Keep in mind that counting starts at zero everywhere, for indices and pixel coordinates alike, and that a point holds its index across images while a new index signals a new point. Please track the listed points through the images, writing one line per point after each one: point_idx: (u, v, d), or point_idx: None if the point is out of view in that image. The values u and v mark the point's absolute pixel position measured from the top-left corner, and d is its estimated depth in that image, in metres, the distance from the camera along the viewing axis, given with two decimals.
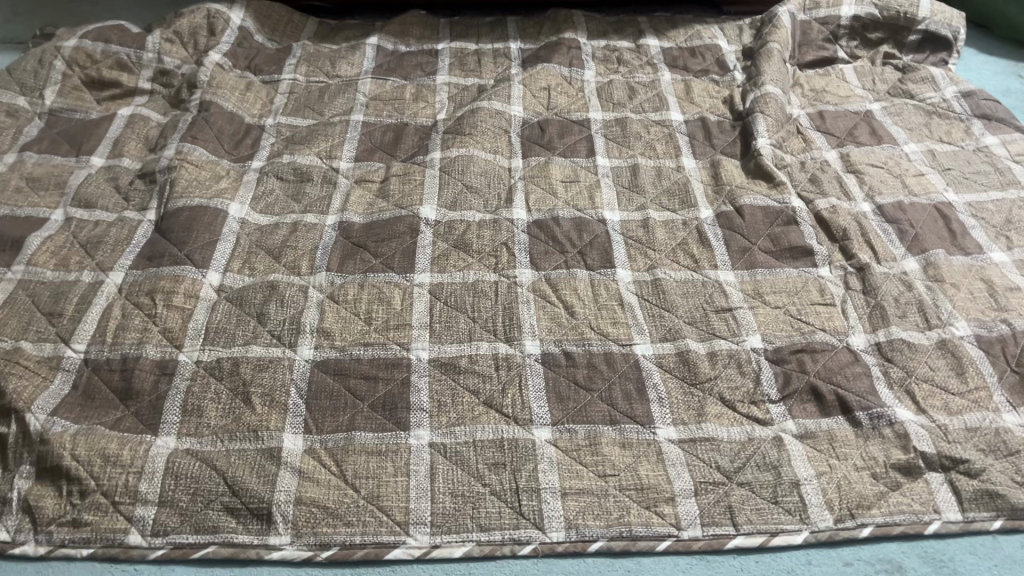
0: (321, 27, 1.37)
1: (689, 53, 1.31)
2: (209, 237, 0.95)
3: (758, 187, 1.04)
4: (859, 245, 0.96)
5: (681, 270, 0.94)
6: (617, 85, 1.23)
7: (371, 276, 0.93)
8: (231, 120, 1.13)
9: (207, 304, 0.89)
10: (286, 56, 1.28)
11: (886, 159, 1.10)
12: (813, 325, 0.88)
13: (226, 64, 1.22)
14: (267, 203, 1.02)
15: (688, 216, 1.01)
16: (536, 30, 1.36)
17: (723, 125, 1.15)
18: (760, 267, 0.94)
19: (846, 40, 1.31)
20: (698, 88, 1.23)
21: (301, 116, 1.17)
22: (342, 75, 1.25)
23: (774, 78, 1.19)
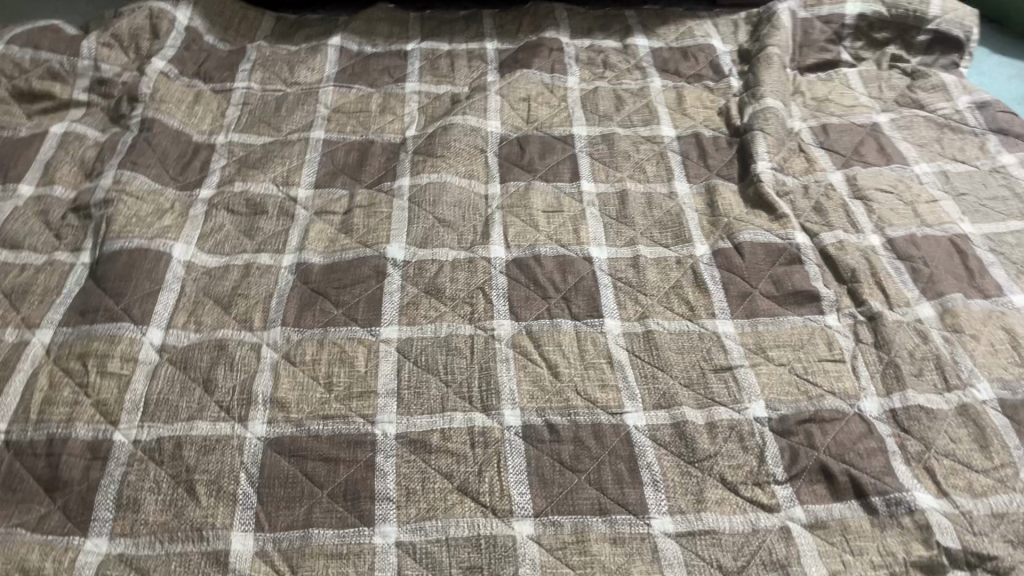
0: (279, 23, 1.24)
1: (681, 54, 1.20)
2: (150, 287, 0.85)
3: (760, 218, 0.95)
4: (870, 288, 0.88)
5: (676, 320, 0.85)
6: (603, 93, 1.13)
7: (332, 331, 0.83)
8: (176, 140, 1.02)
9: (147, 369, 0.79)
10: (238, 59, 1.16)
11: (896, 183, 1.01)
12: (821, 388, 0.79)
13: (172, 73, 1.10)
14: (216, 240, 0.92)
15: (682, 254, 0.92)
16: (514, 27, 1.25)
17: (719, 142, 1.06)
18: (762, 316, 0.86)
19: (851, 40, 1.20)
20: (692, 97, 1.13)
21: (255, 133, 1.06)
22: (301, 83, 1.13)
23: (775, 87, 1.09)
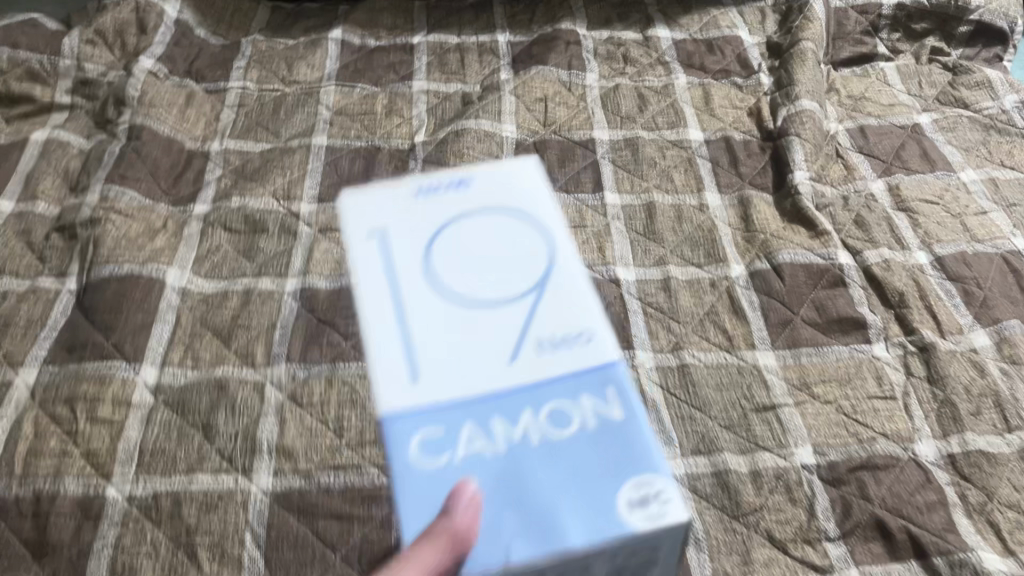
0: (275, 14, 1.16)
1: (705, 48, 1.13)
2: (142, 319, 0.78)
3: (799, 235, 0.88)
4: (920, 315, 0.82)
5: (713, 351, 0.79)
6: (624, 92, 1.05)
7: (342, 367, 0.77)
8: (168, 148, 0.95)
9: (142, 413, 0.73)
10: (232, 55, 1.08)
11: (941, 192, 0.94)
12: (873, 429, 0.73)
13: (161, 72, 1.02)
14: (213, 263, 0.85)
15: (716, 275, 0.85)
16: (527, 16, 1.17)
17: (751, 146, 0.99)
18: (805, 346, 0.80)
19: (887, 32, 1.13)
20: (719, 96, 1.06)
21: (252, 139, 0.98)
22: (300, 81, 1.06)
23: (811, 87, 1.01)
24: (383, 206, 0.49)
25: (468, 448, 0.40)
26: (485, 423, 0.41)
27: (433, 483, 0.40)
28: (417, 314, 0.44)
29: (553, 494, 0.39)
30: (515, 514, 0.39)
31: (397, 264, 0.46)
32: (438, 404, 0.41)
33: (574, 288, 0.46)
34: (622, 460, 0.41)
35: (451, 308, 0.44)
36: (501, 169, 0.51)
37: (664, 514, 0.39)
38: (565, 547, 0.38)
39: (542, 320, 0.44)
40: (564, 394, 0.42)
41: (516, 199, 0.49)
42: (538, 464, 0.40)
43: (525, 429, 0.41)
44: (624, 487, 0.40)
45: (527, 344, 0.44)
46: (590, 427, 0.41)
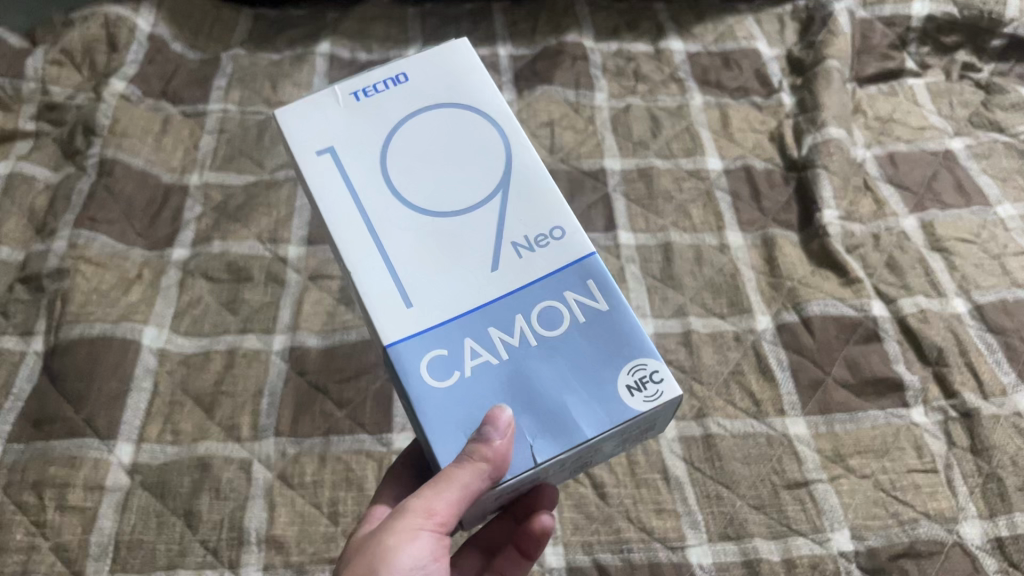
0: (258, 23, 1.08)
1: (721, 62, 1.05)
2: (116, 387, 0.71)
3: (827, 282, 0.82)
4: (961, 374, 0.75)
5: (739, 419, 0.73)
6: (636, 114, 0.98)
7: (336, 441, 0.70)
8: (143, 183, 0.87)
9: (117, 498, 0.66)
10: (212, 73, 1.00)
11: (978, 230, 0.87)
12: (915, 510, 0.68)
13: (134, 95, 0.94)
14: (194, 317, 0.78)
15: (740, 329, 0.79)
16: (529, 25, 1.09)
17: (774, 178, 0.92)
18: (838, 411, 0.73)
19: (916, 46, 1.06)
20: (737, 118, 0.98)
21: (235, 171, 0.91)
22: (286, 102, 0.98)
23: (837, 112, 0.95)
24: (337, 124, 0.59)
25: (475, 362, 0.52)
26: (486, 336, 0.52)
27: (454, 394, 0.51)
28: (408, 238, 0.55)
29: (560, 392, 0.51)
30: (532, 417, 0.51)
31: (371, 185, 0.56)
32: (443, 325, 0.52)
33: (524, 178, 0.58)
34: (606, 351, 0.53)
35: (440, 229, 0.55)
36: (426, 62, 0.62)
37: (655, 393, 0.52)
38: (582, 441, 0.50)
39: (515, 222, 0.56)
40: (545, 297, 0.54)
41: (452, 95, 0.61)
42: (535, 360, 0.52)
43: (521, 333, 0.53)
44: (616, 372, 0.52)
45: (505, 250, 0.55)
46: (577, 319, 0.54)
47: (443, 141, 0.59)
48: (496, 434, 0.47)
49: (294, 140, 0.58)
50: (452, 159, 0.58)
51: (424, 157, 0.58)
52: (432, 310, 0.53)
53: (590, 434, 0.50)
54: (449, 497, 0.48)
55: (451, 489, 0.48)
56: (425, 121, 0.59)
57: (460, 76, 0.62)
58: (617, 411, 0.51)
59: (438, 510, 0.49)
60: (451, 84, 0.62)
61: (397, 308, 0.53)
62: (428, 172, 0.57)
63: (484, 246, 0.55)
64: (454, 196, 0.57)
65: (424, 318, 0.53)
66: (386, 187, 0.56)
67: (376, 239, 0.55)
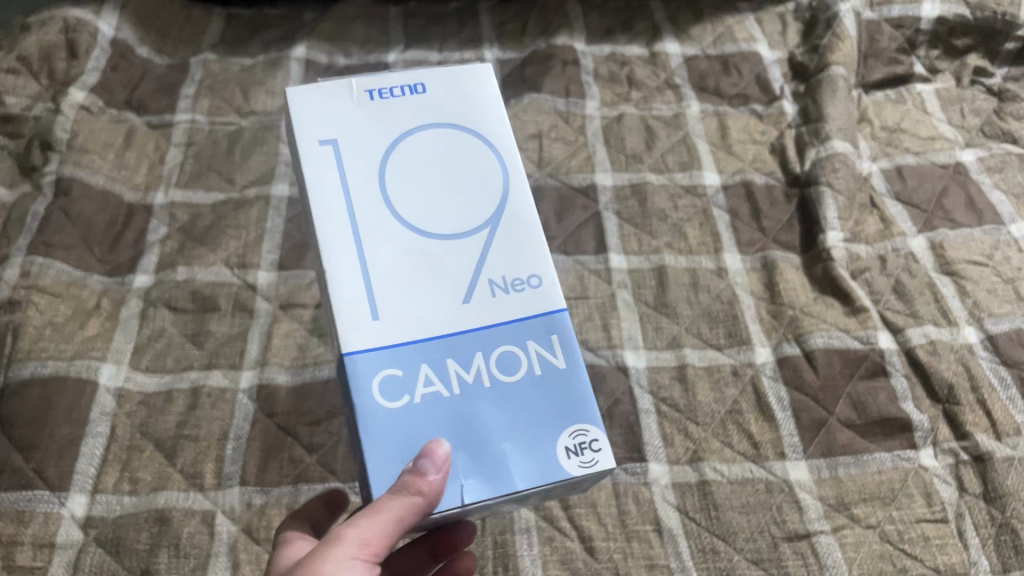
0: (231, 24, 1.02)
1: (720, 66, 1.00)
2: (70, 432, 0.66)
3: (830, 310, 0.77)
4: (974, 412, 0.71)
5: (736, 463, 0.68)
6: (629, 124, 0.93)
7: (305, 490, 0.66)
8: (103, 203, 0.81)
9: (69, 557, 0.62)
10: (180, 79, 0.94)
11: (991, 251, 0.82)
12: (924, 565, 0.63)
13: (96, 105, 0.88)
14: (155, 352, 0.73)
15: (739, 363, 0.74)
16: (518, 26, 1.03)
17: (775, 195, 0.87)
18: (842, 454, 0.69)
19: (925, 49, 1.00)
20: (737, 128, 0.93)
21: (203, 188, 0.85)
22: (259, 111, 0.92)
23: (842, 123, 0.89)
24: (343, 115, 0.56)
25: (428, 390, 0.49)
26: (442, 365, 0.50)
27: (403, 418, 0.48)
28: (386, 252, 0.52)
29: (501, 438, 0.49)
30: (470, 457, 0.48)
31: (362, 186, 0.54)
32: (407, 344, 0.50)
33: (512, 221, 0.55)
34: (558, 409, 0.51)
35: (416, 251, 0.53)
36: (450, 79, 0.59)
37: (591, 461, 0.50)
38: (511, 492, 0.47)
39: (493, 262, 0.54)
40: (509, 340, 0.52)
41: (465, 118, 0.58)
42: (487, 402, 0.50)
43: (478, 371, 0.50)
44: (561, 435, 0.50)
45: (479, 286, 0.53)
46: (533, 373, 0.51)
47: (442, 163, 0.56)
48: (429, 467, 0.45)
49: (302, 121, 0.55)
50: (446, 181, 0.55)
51: (420, 175, 0.55)
52: (399, 328, 0.50)
53: (520, 488, 0.48)
54: (380, 529, 0.45)
55: (382, 519, 0.45)
56: (432, 136, 0.56)
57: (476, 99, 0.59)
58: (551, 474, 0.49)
59: (372, 542, 0.45)
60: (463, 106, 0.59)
61: (365, 318, 0.50)
62: (421, 191, 0.54)
63: (453, 277, 0.53)
64: (428, 220, 0.54)
65: (389, 334, 0.50)
66: (374, 192, 0.54)
67: (350, 241, 0.52)
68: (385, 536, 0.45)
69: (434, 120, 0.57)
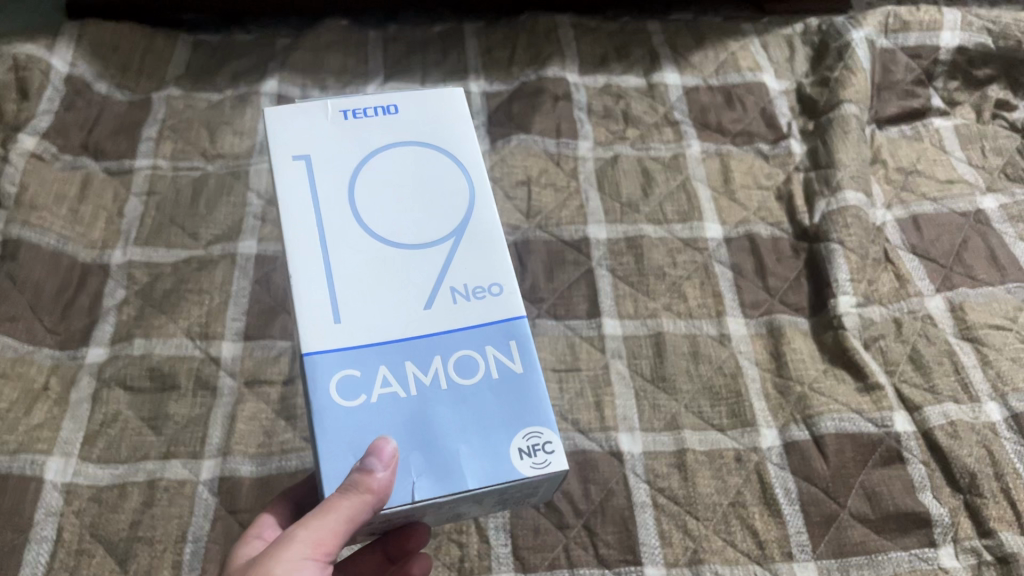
0: (197, 52, 0.94)
1: (723, 99, 0.93)
2: (11, 539, 0.61)
3: (841, 385, 0.71)
4: (998, 505, 0.65)
5: (740, 565, 0.63)
6: (625, 168, 0.87)
7: None
8: (55, 266, 0.75)
9: None
10: (142, 118, 0.87)
11: (1015, 313, 0.76)
12: None
13: (48, 152, 0.81)
14: (108, 440, 0.67)
15: (743, 448, 0.68)
16: (506, 54, 0.96)
17: (781, 248, 0.81)
18: (854, 554, 0.63)
19: (943, 80, 0.93)
20: (741, 171, 0.87)
21: (164, 244, 0.79)
22: (225, 154, 0.85)
23: (854, 170, 0.83)
24: (315, 135, 0.55)
25: (383, 392, 0.48)
26: (399, 367, 0.48)
27: (359, 418, 0.47)
28: (351, 259, 0.51)
29: (454, 439, 0.47)
30: (420, 457, 0.46)
31: (330, 201, 0.53)
32: (365, 347, 0.49)
33: (479, 235, 0.54)
34: (515, 410, 0.49)
35: (380, 261, 0.51)
36: (421, 104, 0.58)
37: (545, 464, 0.48)
38: (462, 490, 0.46)
39: (458, 270, 0.52)
40: (469, 343, 0.50)
41: (437, 141, 0.56)
42: (444, 404, 0.48)
43: (436, 373, 0.49)
44: (515, 437, 0.48)
45: (440, 290, 0.51)
46: (492, 376, 0.49)
47: (409, 173, 0.55)
48: (377, 464, 0.43)
49: (274, 139, 0.54)
50: (411, 191, 0.54)
51: (389, 190, 0.54)
52: (360, 333, 0.49)
53: (471, 486, 0.46)
54: (333, 527, 0.44)
55: (333, 519, 0.43)
56: (402, 157, 0.55)
57: (447, 119, 0.58)
58: (503, 476, 0.47)
59: (324, 541, 0.44)
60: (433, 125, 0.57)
61: (325, 323, 0.49)
62: (390, 208, 0.53)
63: (414, 279, 0.51)
64: (390, 222, 0.53)
65: (349, 338, 0.49)
66: (341, 206, 0.53)
67: (314, 250, 0.51)
68: (336, 532, 0.44)
69: (405, 137, 0.56)
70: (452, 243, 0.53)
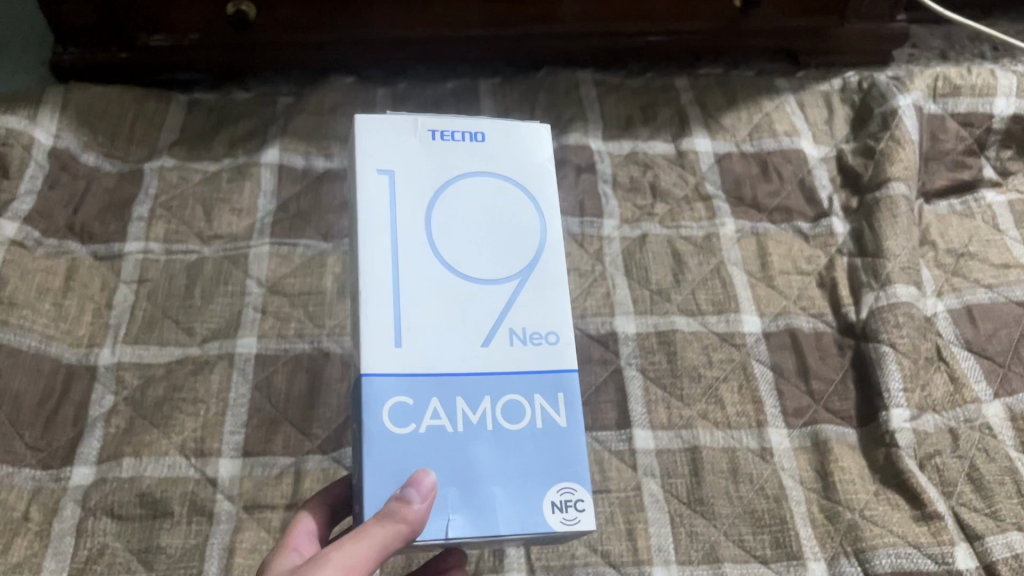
0: (192, 114, 0.88)
1: (758, 169, 0.86)
2: None
3: (895, 513, 0.65)
4: None
5: None
6: (654, 250, 0.80)
7: None
8: (37, 370, 0.69)
9: None
10: (132, 194, 0.81)
11: None
12: None
13: (30, 237, 0.75)
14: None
15: None
16: (524, 117, 0.90)
17: (826, 345, 0.74)
18: None
19: (996, 149, 0.87)
20: (780, 253, 0.80)
21: (156, 341, 0.72)
22: (223, 235, 0.79)
23: (903, 259, 0.77)
24: (400, 144, 0.52)
25: (433, 424, 0.46)
26: (450, 402, 0.47)
27: (407, 448, 0.45)
28: (414, 278, 0.49)
29: (491, 480, 0.46)
30: (458, 494, 0.45)
31: (403, 213, 0.50)
32: (423, 375, 0.47)
33: (550, 276, 0.51)
34: (556, 463, 0.47)
35: (443, 287, 0.49)
36: (513, 132, 0.55)
37: (576, 521, 0.46)
38: (492, 535, 0.45)
39: (521, 307, 0.50)
40: (520, 388, 0.48)
41: (522, 171, 0.54)
42: (487, 446, 0.47)
43: (484, 414, 0.47)
44: (550, 490, 0.46)
45: (498, 325, 0.49)
46: (538, 426, 0.48)
47: (485, 197, 0.52)
48: (414, 494, 0.42)
49: (361, 144, 0.52)
50: (484, 217, 0.51)
51: (461, 213, 0.51)
52: (417, 358, 0.47)
53: (502, 533, 0.45)
54: (364, 554, 0.42)
55: (366, 545, 0.42)
56: (483, 185, 0.52)
57: (534, 153, 0.54)
58: (531, 527, 0.45)
59: (354, 569, 0.42)
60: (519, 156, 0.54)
61: (383, 343, 0.47)
62: (460, 230, 0.51)
63: (475, 311, 0.49)
64: (457, 245, 0.50)
65: (407, 363, 0.47)
66: (412, 221, 0.50)
67: (381, 261, 0.49)
68: (368, 561, 0.42)
69: (487, 168, 0.53)
70: (520, 281, 0.51)
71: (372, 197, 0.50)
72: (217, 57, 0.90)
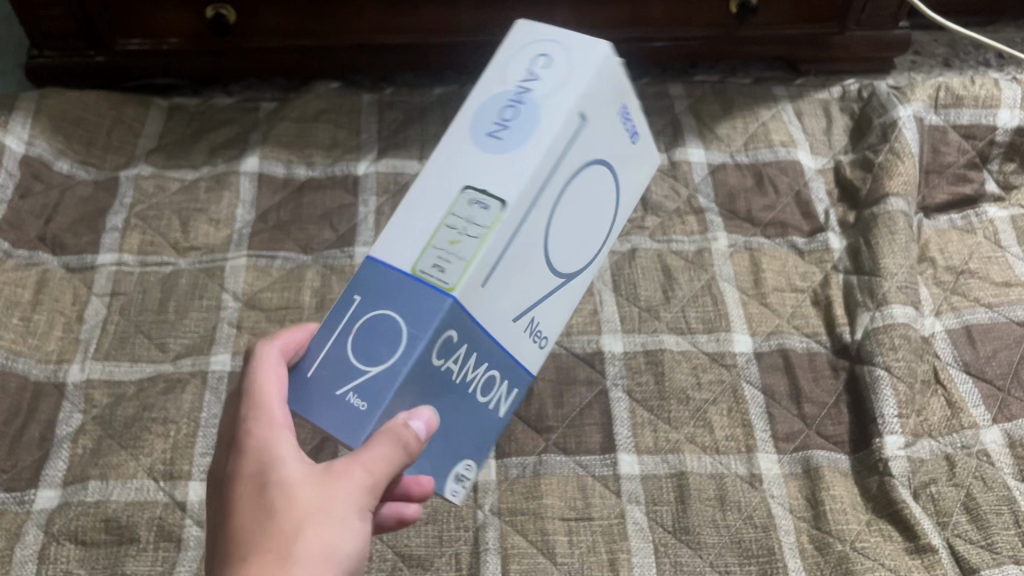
0: (172, 121, 0.86)
1: (753, 181, 0.83)
2: None
3: (888, 545, 0.63)
4: None
5: None
6: (644, 265, 0.78)
7: None
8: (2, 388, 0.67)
9: None
10: (107, 204, 0.79)
11: None
12: None
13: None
14: None
15: None
16: None
17: (820, 366, 0.72)
18: None
19: (999, 162, 0.84)
20: (773, 269, 0.78)
21: (128, 358, 0.70)
22: (200, 246, 0.77)
23: (900, 277, 0.74)
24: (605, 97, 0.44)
25: (448, 364, 0.41)
26: (471, 355, 0.41)
27: (419, 373, 0.40)
28: (529, 230, 0.41)
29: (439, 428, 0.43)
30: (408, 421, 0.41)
31: (569, 159, 0.42)
32: (479, 323, 0.41)
33: (574, 293, 0.47)
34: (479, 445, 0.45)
35: (531, 252, 0.42)
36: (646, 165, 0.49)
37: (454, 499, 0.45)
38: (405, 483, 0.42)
39: (550, 309, 0.45)
40: (511, 373, 0.44)
41: (631, 195, 0.48)
42: (456, 402, 0.43)
43: (478, 380, 0.43)
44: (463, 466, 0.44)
45: (534, 314, 0.44)
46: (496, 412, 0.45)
47: (605, 193, 0.46)
48: (418, 424, 0.39)
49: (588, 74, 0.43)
50: (591, 209, 0.45)
51: (585, 194, 0.44)
52: (482, 309, 0.41)
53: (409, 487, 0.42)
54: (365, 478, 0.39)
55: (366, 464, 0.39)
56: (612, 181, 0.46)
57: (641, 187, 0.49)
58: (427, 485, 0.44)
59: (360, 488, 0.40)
60: (637, 181, 0.49)
61: (476, 272, 0.40)
62: (574, 207, 0.44)
63: (532, 290, 0.43)
64: (563, 223, 0.43)
65: (476, 305, 0.40)
66: (566, 175, 0.42)
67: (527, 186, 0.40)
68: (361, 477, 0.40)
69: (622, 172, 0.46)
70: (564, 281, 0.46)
71: (566, 130, 0.41)
72: (198, 61, 0.88)
